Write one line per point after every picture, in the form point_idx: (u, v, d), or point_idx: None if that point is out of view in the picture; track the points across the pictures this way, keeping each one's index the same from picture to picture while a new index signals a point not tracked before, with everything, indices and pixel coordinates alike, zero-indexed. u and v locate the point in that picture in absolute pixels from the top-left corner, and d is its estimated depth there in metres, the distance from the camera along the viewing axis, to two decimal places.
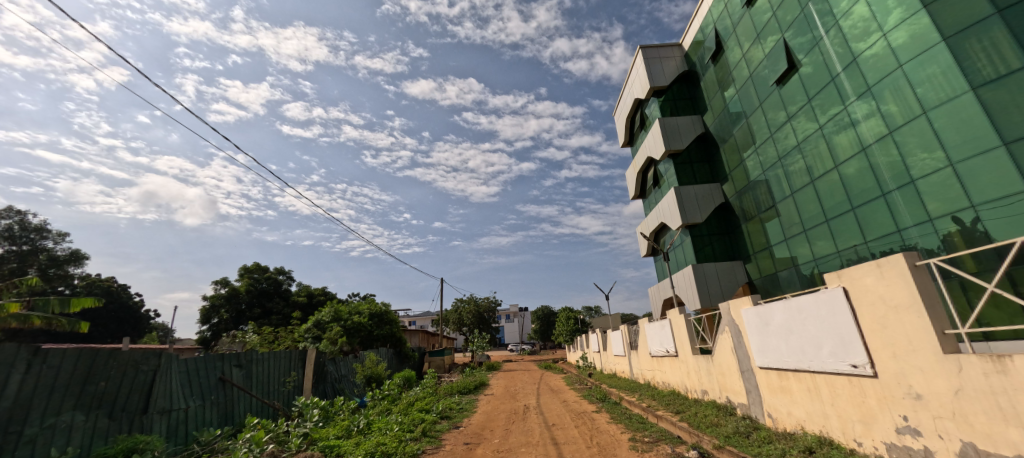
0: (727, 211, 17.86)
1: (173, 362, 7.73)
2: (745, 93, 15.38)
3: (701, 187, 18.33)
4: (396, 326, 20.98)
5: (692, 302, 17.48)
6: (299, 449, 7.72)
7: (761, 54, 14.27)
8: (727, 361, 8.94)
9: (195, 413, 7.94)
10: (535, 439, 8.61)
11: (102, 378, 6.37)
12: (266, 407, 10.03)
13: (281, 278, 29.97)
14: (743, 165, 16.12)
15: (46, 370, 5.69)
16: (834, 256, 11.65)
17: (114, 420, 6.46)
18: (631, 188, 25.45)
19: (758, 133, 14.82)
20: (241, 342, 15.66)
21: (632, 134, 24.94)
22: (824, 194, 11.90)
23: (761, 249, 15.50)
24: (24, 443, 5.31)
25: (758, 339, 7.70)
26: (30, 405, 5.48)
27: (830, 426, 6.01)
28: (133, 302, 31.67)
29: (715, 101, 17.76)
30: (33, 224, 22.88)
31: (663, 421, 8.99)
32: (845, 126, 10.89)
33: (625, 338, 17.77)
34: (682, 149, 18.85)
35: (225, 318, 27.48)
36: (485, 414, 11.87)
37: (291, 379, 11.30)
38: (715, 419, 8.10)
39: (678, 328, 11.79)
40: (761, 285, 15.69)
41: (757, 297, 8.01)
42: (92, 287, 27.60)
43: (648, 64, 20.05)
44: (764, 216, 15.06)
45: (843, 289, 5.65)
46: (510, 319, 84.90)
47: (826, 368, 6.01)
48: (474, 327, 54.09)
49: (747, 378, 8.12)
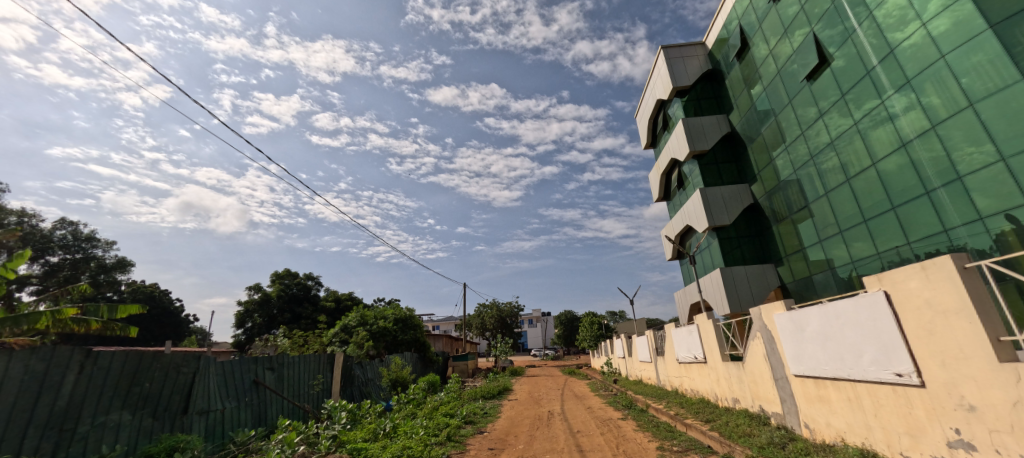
0: (757, 213, 17.23)
1: (210, 365, 8.06)
2: (773, 90, 14.87)
3: (728, 188, 17.78)
4: (421, 331, 21.19)
5: (721, 307, 16.95)
6: (328, 451, 7.92)
7: (789, 49, 13.79)
8: (760, 369, 8.59)
9: (230, 415, 8.30)
10: (560, 446, 8.51)
11: (146, 380, 6.72)
12: (296, 409, 10.34)
13: (310, 283, 30.89)
14: (772, 164, 15.56)
15: (96, 372, 6.00)
16: (874, 258, 11.09)
17: (158, 420, 6.82)
18: (654, 190, 24.98)
19: (788, 130, 14.28)
20: (273, 345, 16.26)
21: (654, 135, 24.52)
22: (862, 193, 11.31)
23: (794, 251, 14.87)
24: (79, 440, 5.68)
25: (791, 346, 7.40)
26: (82, 406, 5.81)
27: (873, 439, 5.68)
28: (175, 308, 33.44)
29: (741, 99, 17.26)
30: (84, 233, 24.51)
31: (693, 430, 8.72)
32: (882, 120, 10.37)
33: (650, 343, 17.39)
34: (707, 149, 18.38)
35: (258, 323, 28.62)
36: (509, 420, 11.78)
37: (319, 382, 11.58)
38: (748, 428, 7.78)
39: (706, 333, 11.48)
40: (794, 289, 15.05)
41: (790, 302, 7.71)
42: (136, 293, 29.36)
43: (670, 64, 19.72)
44: (796, 217, 14.46)
45: (884, 293, 5.36)
46: (533, 324, 84.75)
47: (868, 377, 5.69)
48: (496, 332, 54.19)
49: (781, 387, 7.80)
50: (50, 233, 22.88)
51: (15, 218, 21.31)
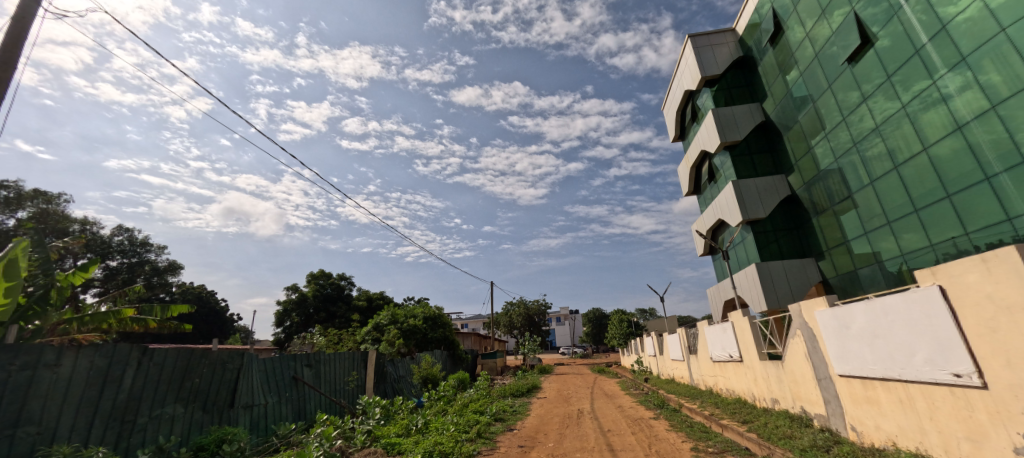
0: (795, 205, 16.43)
1: (253, 362, 8.48)
2: (811, 75, 14.13)
3: (763, 180, 17.05)
4: (450, 329, 21.50)
5: (757, 303, 16.30)
6: (364, 446, 8.18)
7: (827, 31, 13.06)
8: (801, 368, 8.20)
9: (272, 409, 8.72)
10: (590, 445, 8.41)
11: (196, 376, 7.16)
12: (333, 405, 10.75)
13: (343, 283, 31.95)
14: (810, 153, 14.80)
15: (152, 367, 6.44)
16: (927, 251, 10.34)
17: (207, 413, 7.26)
18: (684, 184, 24.29)
19: (828, 117, 13.53)
20: (310, 343, 16.91)
21: (682, 127, 23.84)
22: (911, 180, 10.58)
23: (836, 245, 14.09)
24: (139, 430, 6.12)
25: (835, 344, 7.02)
26: (141, 398, 6.25)
27: (928, 443, 5.31)
28: (221, 307, 35.41)
29: (775, 86, 16.49)
30: (139, 239, 26.32)
31: (729, 431, 8.43)
32: (933, 102, 9.67)
33: (682, 341, 16.94)
34: (739, 140, 17.69)
35: (296, 322, 29.90)
36: (538, 418, 11.79)
37: (353, 379, 11.97)
38: (788, 430, 7.45)
39: (742, 331, 11.07)
40: (837, 284, 14.26)
41: (833, 298, 7.32)
42: (186, 294, 31.29)
43: (698, 53, 19.09)
44: (838, 209, 13.69)
45: (939, 287, 5.00)
46: (561, 322, 84.30)
47: (921, 377, 5.33)
48: (524, 330, 54.29)
49: (825, 387, 7.42)
50: (110, 239, 24.73)
51: (79, 226, 23.17)
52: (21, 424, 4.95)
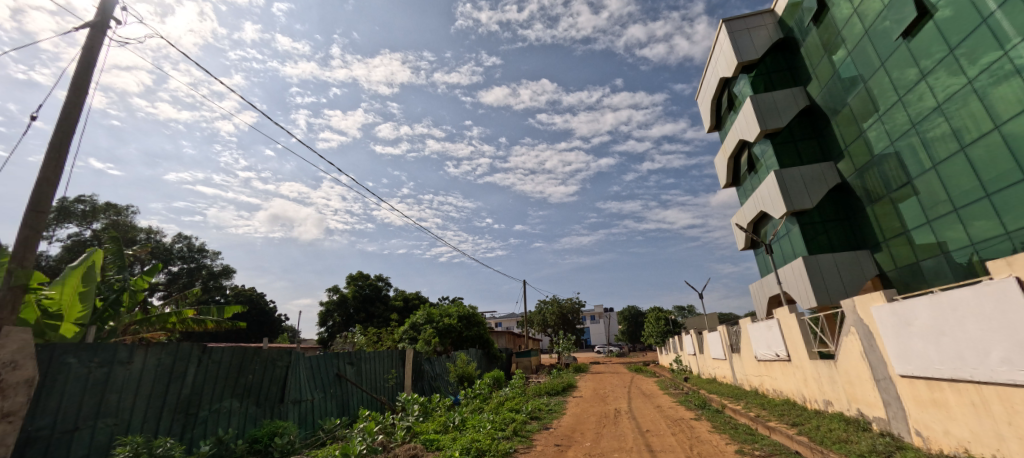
0: (846, 194, 15.37)
1: (300, 360, 8.93)
2: (860, 53, 13.17)
3: (809, 168, 16.06)
4: (484, 328, 21.72)
5: (806, 299, 15.38)
6: (404, 441, 8.44)
7: (878, 5, 12.13)
8: (857, 368, 7.66)
9: (318, 404, 9.16)
10: (628, 445, 8.26)
11: (250, 372, 7.64)
12: (374, 401, 11.17)
13: (380, 284, 32.99)
14: (862, 137, 13.79)
15: (210, 364, 6.92)
16: (1002, 239, 9.38)
17: (260, 407, 7.73)
18: (721, 176, 23.30)
19: (881, 97, 12.56)
20: (351, 342, 17.60)
21: (718, 116, 22.88)
22: (981, 162, 9.63)
23: (895, 235, 13.05)
24: (200, 423, 6.60)
25: (895, 342, 6.52)
26: (202, 393, 6.73)
27: (1007, 451, 4.83)
28: (270, 308, 37.52)
29: (821, 68, 15.48)
30: (196, 245, 28.36)
31: (778, 434, 8.02)
32: (1006, 75, 8.77)
33: (724, 339, 16.26)
34: (782, 127, 16.75)
35: (337, 321, 31.21)
36: (574, 417, 11.70)
37: (393, 376, 12.35)
38: (843, 434, 6.99)
39: (789, 329, 10.48)
40: (897, 277, 13.21)
41: (892, 293, 6.80)
42: (238, 296, 33.39)
43: (733, 38, 18.25)
44: (896, 196, 12.67)
45: (1015, 280, 4.54)
46: (595, 320, 83.21)
47: (996, 379, 4.85)
48: (558, 328, 53.98)
49: (884, 388, 6.90)
50: (172, 246, 26.83)
51: (145, 235, 25.27)
52: (101, 415, 5.47)
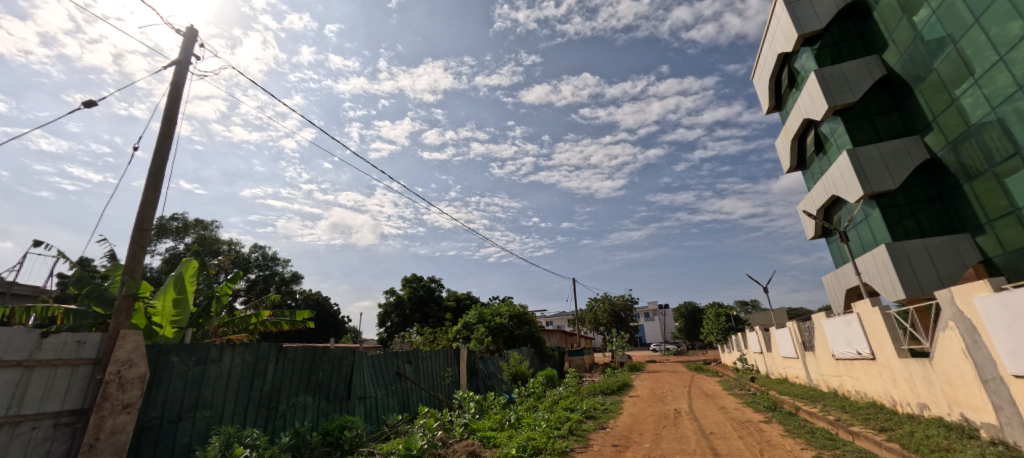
0: (936, 171, 13.62)
1: (363, 359, 9.49)
2: (948, 11, 11.63)
3: (889, 145, 14.42)
4: (535, 327, 21.78)
5: (891, 291, 13.82)
6: (462, 437, 8.70)
7: None
8: (959, 368, 6.76)
9: (381, 400, 9.70)
10: (690, 448, 7.92)
11: (321, 370, 8.25)
12: (433, 398, 11.63)
13: (433, 285, 34.14)
14: (954, 106, 12.16)
15: (286, 362, 7.56)
16: None
17: (330, 402, 8.32)
18: (784, 160, 21.58)
19: (976, 58, 11.00)
20: (408, 341, 18.40)
21: (778, 96, 21.20)
22: None
23: (1001, 215, 11.36)
24: (279, 416, 7.23)
25: (1005, 338, 5.70)
26: (281, 388, 7.38)
27: None
28: (335, 310, 40.21)
29: (899, 31, 13.85)
30: (269, 254, 31.08)
31: (863, 440, 7.29)
32: None
33: (795, 336, 15.05)
34: (854, 101, 15.18)
35: (395, 322, 32.74)
36: (632, 417, 11.41)
37: (449, 374, 12.77)
38: (943, 441, 6.21)
39: (873, 324, 9.48)
40: (1006, 263, 11.48)
41: (1000, 281, 5.94)
42: (307, 299, 36.11)
43: (792, 10, 16.83)
44: (1000, 170, 11.03)
45: None
46: (650, 317, 80.42)
47: None
48: (611, 326, 52.77)
49: (994, 390, 6.05)
50: (249, 255, 29.62)
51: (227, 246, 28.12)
52: (199, 408, 6.17)
